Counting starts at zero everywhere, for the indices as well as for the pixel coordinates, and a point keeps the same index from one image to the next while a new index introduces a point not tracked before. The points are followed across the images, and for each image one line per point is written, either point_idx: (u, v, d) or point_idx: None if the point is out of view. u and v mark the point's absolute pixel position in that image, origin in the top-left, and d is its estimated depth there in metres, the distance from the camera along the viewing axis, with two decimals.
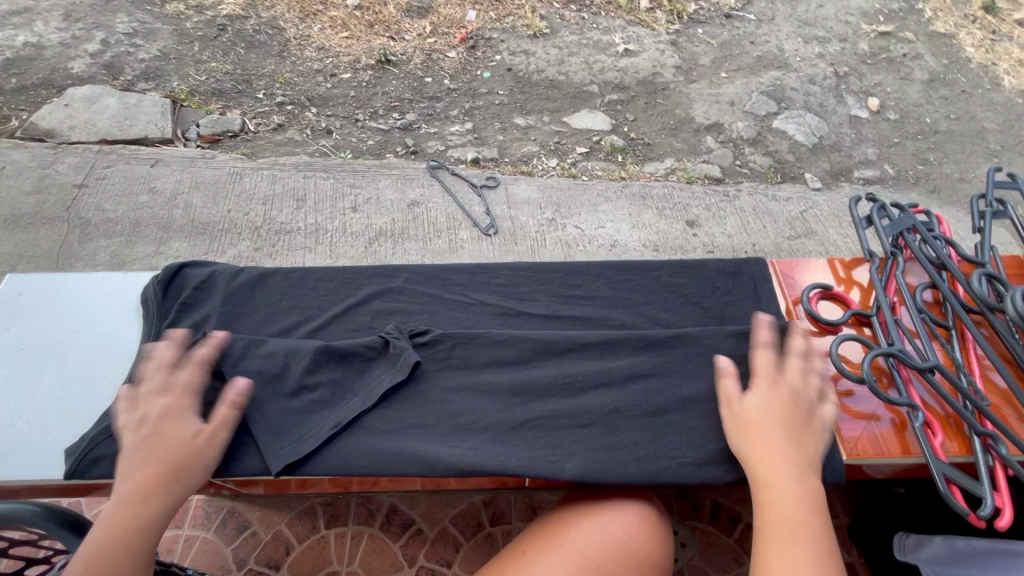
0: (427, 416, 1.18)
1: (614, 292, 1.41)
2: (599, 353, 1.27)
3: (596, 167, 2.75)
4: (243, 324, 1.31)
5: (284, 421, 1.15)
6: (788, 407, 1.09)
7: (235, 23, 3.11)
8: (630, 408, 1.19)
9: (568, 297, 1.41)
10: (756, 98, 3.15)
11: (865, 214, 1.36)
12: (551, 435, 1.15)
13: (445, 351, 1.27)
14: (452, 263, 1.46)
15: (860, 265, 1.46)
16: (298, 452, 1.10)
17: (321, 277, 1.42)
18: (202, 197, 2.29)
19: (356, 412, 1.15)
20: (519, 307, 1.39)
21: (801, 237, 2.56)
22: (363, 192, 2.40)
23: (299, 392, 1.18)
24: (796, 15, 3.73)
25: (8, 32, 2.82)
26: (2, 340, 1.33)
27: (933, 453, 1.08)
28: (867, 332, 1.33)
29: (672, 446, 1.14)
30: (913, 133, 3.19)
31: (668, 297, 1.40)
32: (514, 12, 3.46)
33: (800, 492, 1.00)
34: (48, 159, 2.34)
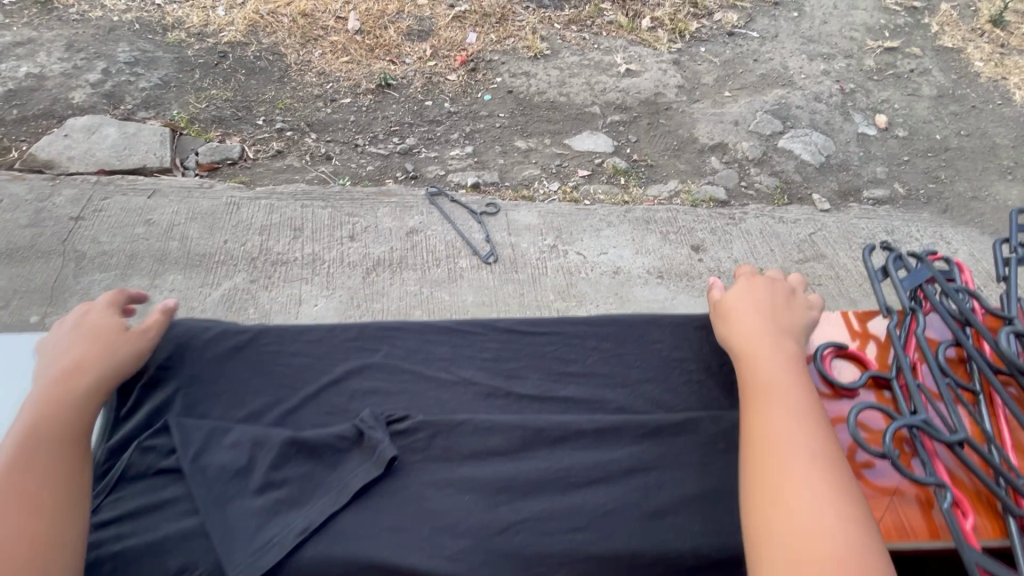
0: (402, 517, 1.02)
1: (613, 368, 1.29)
2: (598, 441, 1.15)
3: (598, 191, 2.70)
4: (209, 407, 1.18)
5: (245, 524, 0.99)
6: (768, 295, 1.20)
7: (236, 50, 3.12)
8: (625, 507, 1.05)
9: (562, 373, 1.29)
10: (760, 117, 3.10)
11: (881, 265, 1.23)
12: (540, 542, 1.00)
13: (425, 440, 1.12)
14: (435, 335, 1.36)
15: (874, 318, 1.33)
16: (261, 565, 0.94)
17: (292, 351, 1.30)
18: (199, 228, 2.27)
19: (327, 513, 1.00)
20: (506, 386, 1.26)
21: (810, 260, 2.50)
22: (361, 220, 2.37)
23: (265, 487, 1.04)
24: (800, 31, 3.69)
25: (10, 63, 2.85)
26: None
27: (963, 537, 0.97)
28: (887, 396, 1.18)
29: (672, 553, 1.01)
30: (923, 151, 3.12)
31: (672, 373, 1.28)
32: (515, 34, 3.44)
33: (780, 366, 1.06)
34: (45, 191, 2.33)
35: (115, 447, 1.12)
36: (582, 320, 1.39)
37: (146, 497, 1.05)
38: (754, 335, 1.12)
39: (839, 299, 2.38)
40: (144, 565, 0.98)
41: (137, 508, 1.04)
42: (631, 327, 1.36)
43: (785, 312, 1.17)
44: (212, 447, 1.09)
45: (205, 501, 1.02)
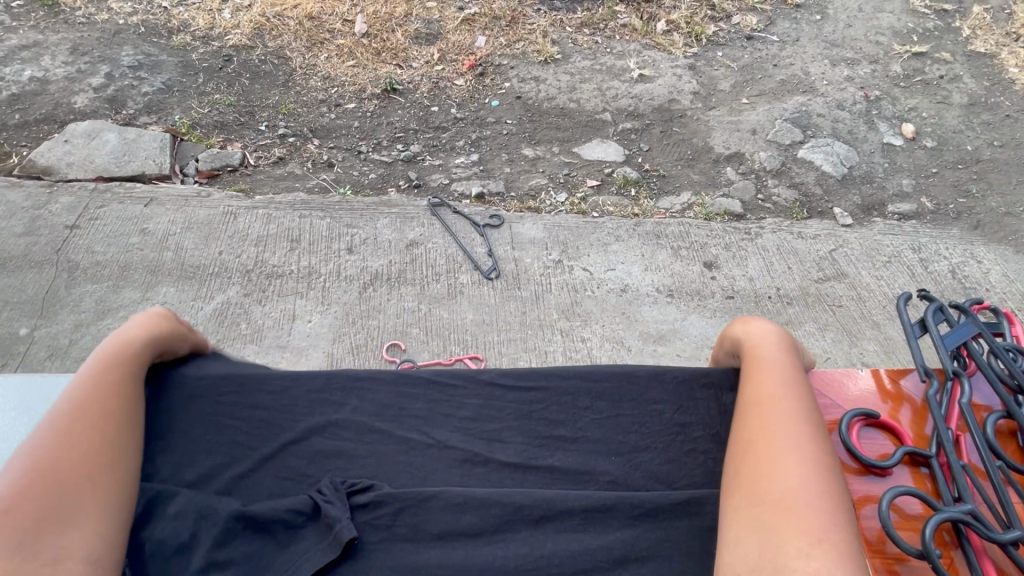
0: None
1: (602, 433, 1.19)
2: (586, 523, 1.03)
3: (607, 203, 2.59)
4: (158, 467, 1.08)
5: None
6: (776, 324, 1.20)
7: (241, 54, 3.07)
8: None
9: (547, 437, 1.19)
10: (780, 126, 2.97)
11: (921, 317, 1.09)
12: None
13: (389, 517, 1.02)
14: (410, 388, 1.26)
15: (910, 376, 1.19)
16: None
17: (255, 403, 1.19)
18: (194, 237, 2.21)
19: None
20: (486, 451, 1.17)
21: (830, 280, 2.37)
22: (360, 232, 2.30)
23: (206, 570, 0.94)
24: (823, 35, 3.54)
25: (16, 66, 2.83)
26: None
27: None
28: (924, 474, 1.04)
29: None
30: (952, 162, 2.96)
31: (671, 441, 1.17)
32: (526, 37, 3.34)
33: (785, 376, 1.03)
34: (42, 199, 2.30)
35: None
36: (575, 371, 1.27)
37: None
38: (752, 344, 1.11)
39: (860, 321, 2.25)
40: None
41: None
42: (630, 383, 1.24)
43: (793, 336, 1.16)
44: (154, 518, 1.00)
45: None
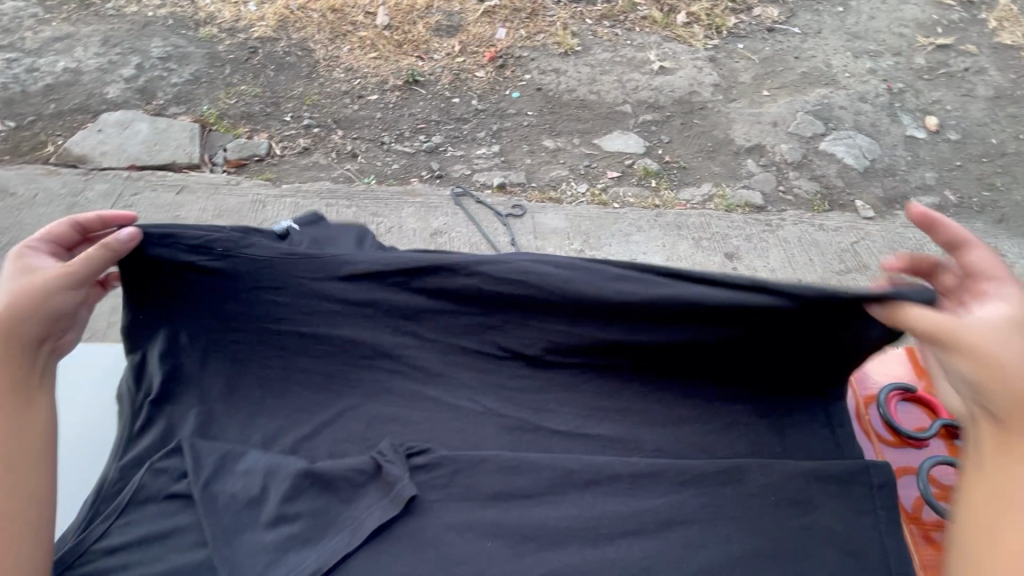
0: (420, 564, 0.97)
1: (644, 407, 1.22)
2: (633, 487, 1.06)
3: (628, 194, 2.61)
4: (223, 429, 1.17)
5: (251, 561, 0.95)
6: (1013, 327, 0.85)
7: (266, 45, 3.11)
8: (662, 565, 0.97)
9: (594, 408, 1.21)
10: (801, 118, 2.96)
11: None
12: None
13: (446, 477, 1.06)
14: (454, 355, 1.20)
15: None
16: None
17: (303, 367, 1.21)
18: (225, 225, 2.29)
19: (338, 556, 0.96)
20: (534, 420, 1.19)
21: (852, 272, 2.37)
22: (385, 221, 2.35)
23: (276, 521, 1.00)
24: (845, 27, 3.51)
25: (49, 58, 2.90)
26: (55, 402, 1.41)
27: None
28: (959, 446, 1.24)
29: None
30: (977, 156, 2.94)
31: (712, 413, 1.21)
32: (545, 29, 3.36)
33: None
34: (79, 186, 2.38)
35: (127, 464, 1.12)
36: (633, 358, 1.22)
37: (158, 526, 1.03)
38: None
39: None
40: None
41: (148, 531, 1.03)
42: None
43: None
44: (225, 473, 1.07)
45: (212, 535, 0.99)
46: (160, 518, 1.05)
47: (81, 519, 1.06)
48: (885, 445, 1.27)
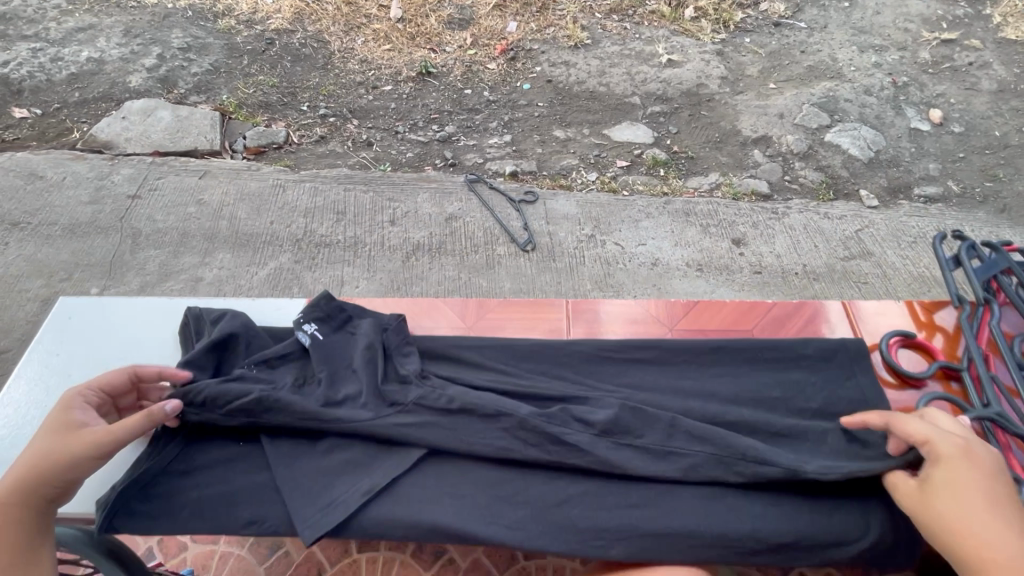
0: (464, 484, 1.12)
1: (661, 361, 1.32)
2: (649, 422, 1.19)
3: (637, 182, 2.67)
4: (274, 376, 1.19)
5: (315, 481, 1.10)
6: (959, 459, 1.00)
7: (283, 37, 3.18)
8: (676, 487, 1.10)
9: (613, 355, 1.32)
10: (807, 110, 3.01)
11: (955, 254, 1.38)
12: (596, 515, 1.08)
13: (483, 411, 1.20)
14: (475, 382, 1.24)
15: (941, 309, 1.53)
16: (329, 521, 1.06)
17: (332, 357, 1.23)
18: (247, 208, 2.38)
19: (389, 478, 1.10)
20: (558, 366, 1.31)
21: (856, 258, 2.43)
22: (402, 206, 2.43)
23: (332, 450, 1.13)
24: (851, 22, 3.56)
25: (72, 47, 2.97)
26: (94, 351, 1.43)
27: None
28: (954, 385, 1.35)
29: (723, 529, 1.05)
30: (979, 148, 2.99)
31: (722, 356, 1.32)
32: (555, 23, 3.42)
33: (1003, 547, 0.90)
34: (105, 170, 2.49)
35: None
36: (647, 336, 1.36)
37: (229, 453, 1.15)
38: (947, 517, 0.95)
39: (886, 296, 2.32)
40: (230, 514, 1.09)
41: (223, 460, 1.14)
42: None
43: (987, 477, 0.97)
44: (271, 407, 1.12)
45: (273, 461, 1.12)
46: (234, 446, 1.16)
47: (151, 446, 1.13)
48: (890, 388, 1.34)
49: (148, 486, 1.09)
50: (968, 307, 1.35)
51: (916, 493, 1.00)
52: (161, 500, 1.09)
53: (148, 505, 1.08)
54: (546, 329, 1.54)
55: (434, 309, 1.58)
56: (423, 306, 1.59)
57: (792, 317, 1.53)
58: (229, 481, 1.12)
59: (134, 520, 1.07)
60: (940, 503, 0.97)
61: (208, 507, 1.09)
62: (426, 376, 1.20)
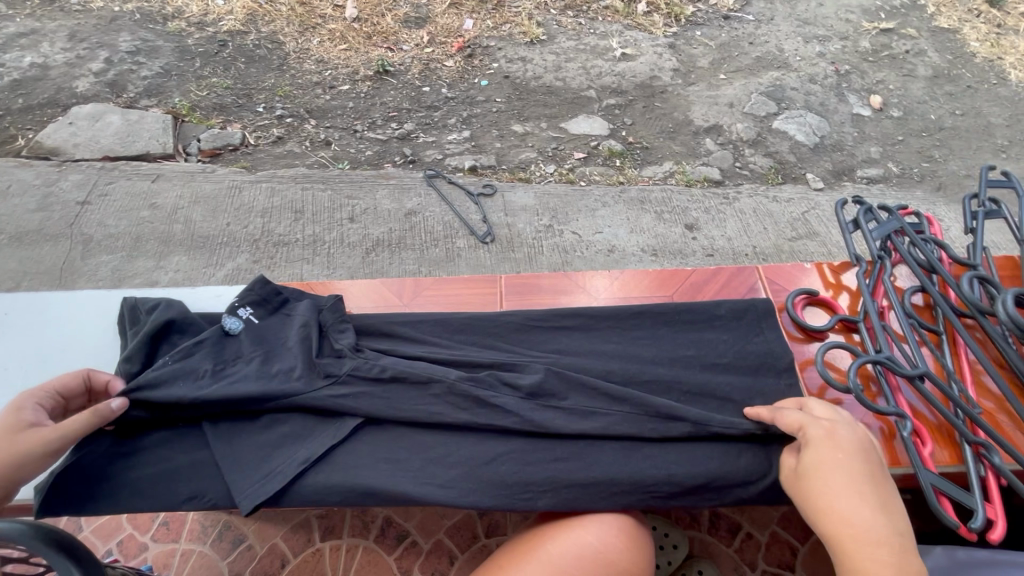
0: (399, 450, 1.15)
1: (587, 328, 1.37)
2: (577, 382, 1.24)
3: (595, 172, 2.73)
4: (200, 364, 1.18)
5: (252, 455, 1.12)
6: (828, 445, 1.04)
7: (236, 39, 3.14)
8: (602, 440, 1.15)
9: (546, 324, 1.37)
10: (755, 99, 3.13)
11: (854, 218, 1.48)
12: (525, 471, 1.12)
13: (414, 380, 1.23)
14: (408, 353, 1.27)
15: (848, 270, 1.60)
16: (265, 491, 1.07)
17: (265, 338, 1.24)
18: (202, 211, 2.36)
19: (324, 447, 1.12)
20: (492, 336, 1.35)
21: (803, 238, 2.54)
22: (361, 203, 2.44)
23: (270, 424, 1.16)
24: (796, 14, 3.70)
25: (15, 53, 2.90)
26: (56, 333, 1.43)
27: (923, 463, 1.13)
28: (855, 337, 1.43)
29: (646, 478, 1.10)
30: (917, 131, 3.15)
31: (648, 320, 1.38)
32: (511, 20, 3.46)
33: (860, 528, 0.96)
34: (52, 177, 2.44)
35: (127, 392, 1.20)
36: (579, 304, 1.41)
37: (162, 433, 1.15)
38: (812, 502, 1.01)
39: None
40: (167, 492, 1.11)
41: (156, 441, 1.15)
42: None
43: (849, 460, 1.02)
44: (210, 402, 1.13)
45: (212, 439, 1.13)
46: (165, 426, 1.16)
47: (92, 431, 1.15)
48: (796, 342, 1.43)
49: (77, 469, 1.09)
50: (865, 265, 1.44)
51: (793, 478, 1.05)
52: (95, 482, 1.10)
53: (86, 488, 1.09)
54: (483, 304, 1.58)
55: (376, 291, 1.61)
56: (361, 288, 1.61)
57: (711, 281, 1.61)
58: (163, 460, 1.13)
59: (68, 504, 1.08)
60: (812, 486, 1.02)
61: (143, 487, 1.10)
62: (361, 350, 1.25)
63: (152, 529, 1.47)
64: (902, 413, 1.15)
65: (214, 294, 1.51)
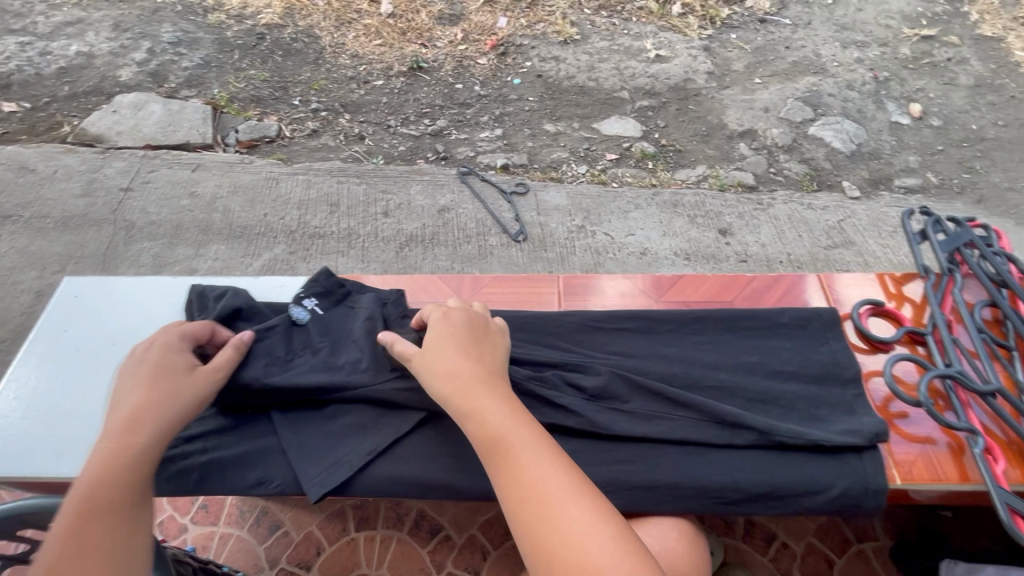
0: (462, 445, 1.16)
1: (648, 331, 1.36)
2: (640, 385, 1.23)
3: (627, 174, 2.72)
4: (269, 351, 1.20)
5: (318, 444, 1.14)
6: (453, 328, 1.10)
7: (273, 32, 3.18)
8: (666, 444, 1.14)
9: (604, 325, 1.37)
10: (792, 104, 3.08)
11: (922, 228, 1.48)
12: (588, 471, 1.12)
13: None
14: None
15: (910, 281, 1.57)
16: (333, 481, 1.09)
17: (330, 329, 1.26)
18: (241, 201, 2.40)
19: (390, 440, 1.14)
20: (552, 335, 1.35)
21: (839, 247, 2.51)
22: (395, 197, 2.46)
23: (337, 414, 1.17)
24: (834, 19, 3.64)
25: (61, 42, 2.97)
26: (119, 316, 1.47)
27: (995, 480, 1.12)
28: (919, 350, 1.41)
29: (711, 484, 1.10)
30: (958, 140, 3.08)
31: (708, 324, 1.37)
32: (545, 19, 3.45)
33: (491, 398, 0.99)
34: (97, 163, 2.50)
35: None
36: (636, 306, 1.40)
37: (231, 418, 1.18)
38: (446, 381, 1.02)
39: None
40: (235, 475, 1.13)
41: (225, 426, 1.17)
42: None
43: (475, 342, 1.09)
44: (276, 390, 1.16)
45: (280, 426, 1.15)
46: (235, 412, 1.18)
47: None
48: (860, 352, 1.41)
49: None
50: (933, 276, 1.44)
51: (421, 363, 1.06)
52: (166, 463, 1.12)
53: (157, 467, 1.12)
54: (536, 303, 1.58)
55: (432, 286, 1.62)
56: (417, 283, 1.64)
57: (771, 289, 1.60)
58: (232, 445, 1.15)
59: None
60: (438, 367, 1.04)
61: (213, 469, 1.12)
62: None
63: (191, 511, 1.50)
64: (972, 428, 1.15)
65: (276, 284, 1.54)
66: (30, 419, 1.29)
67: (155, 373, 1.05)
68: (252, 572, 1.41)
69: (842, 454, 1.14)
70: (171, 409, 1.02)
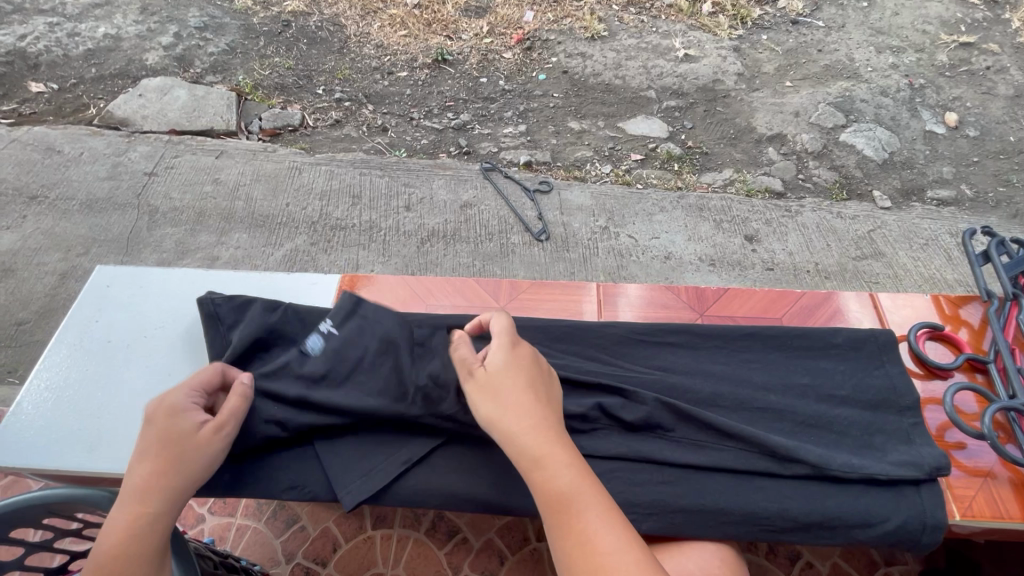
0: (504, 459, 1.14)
1: (692, 346, 1.33)
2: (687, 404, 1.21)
3: (651, 175, 2.67)
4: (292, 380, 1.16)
5: (355, 451, 1.14)
6: (524, 362, 1.03)
7: (299, 20, 3.16)
8: (712, 467, 1.12)
9: (648, 339, 1.34)
10: (823, 109, 3.00)
11: (986, 251, 1.43)
12: (631, 491, 1.10)
13: None
14: None
15: (966, 305, 1.53)
16: (367, 490, 1.10)
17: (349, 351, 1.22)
18: (263, 189, 2.39)
19: (425, 450, 1.14)
20: (595, 347, 1.33)
21: (868, 258, 2.45)
22: (417, 191, 2.44)
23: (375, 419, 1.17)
24: (869, 22, 3.54)
25: (89, 23, 2.97)
26: (152, 307, 1.46)
27: None
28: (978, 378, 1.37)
29: (758, 510, 1.07)
30: (994, 152, 2.99)
31: (756, 342, 1.33)
32: (573, 14, 3.40)
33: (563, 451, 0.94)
34: (121, 147, 2.51)
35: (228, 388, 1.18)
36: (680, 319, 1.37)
37: None
38: (515, 421, 0.96)
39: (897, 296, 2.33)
40: (275, 479, 1.12)
41: None
42: None
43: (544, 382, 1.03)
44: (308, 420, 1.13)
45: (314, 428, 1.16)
46: None
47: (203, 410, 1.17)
48: (916, 378, 1.37)
49: None
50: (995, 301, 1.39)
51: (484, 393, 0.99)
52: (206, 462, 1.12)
53: None
54: (574, 311, 1.56)
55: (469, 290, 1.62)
56: (454, 287, 1.62)
57: (820, 308, 1.56)
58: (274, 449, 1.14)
59: None
60: (507, 401, 0.97)
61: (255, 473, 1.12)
62: None
63: (209, 502, 1.50)
64: None
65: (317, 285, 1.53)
66: (62, 411, 1.29)
67: (163, 432, 0.97)
68: (268, 566, 1.41)
69: (897, 486, 1.11)
70: (183, 472, 0.95)
